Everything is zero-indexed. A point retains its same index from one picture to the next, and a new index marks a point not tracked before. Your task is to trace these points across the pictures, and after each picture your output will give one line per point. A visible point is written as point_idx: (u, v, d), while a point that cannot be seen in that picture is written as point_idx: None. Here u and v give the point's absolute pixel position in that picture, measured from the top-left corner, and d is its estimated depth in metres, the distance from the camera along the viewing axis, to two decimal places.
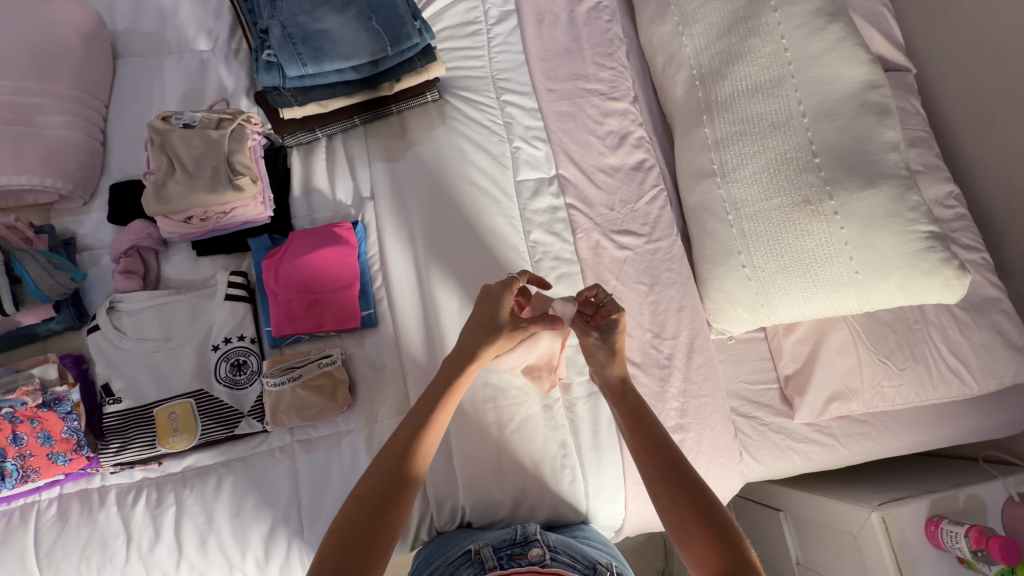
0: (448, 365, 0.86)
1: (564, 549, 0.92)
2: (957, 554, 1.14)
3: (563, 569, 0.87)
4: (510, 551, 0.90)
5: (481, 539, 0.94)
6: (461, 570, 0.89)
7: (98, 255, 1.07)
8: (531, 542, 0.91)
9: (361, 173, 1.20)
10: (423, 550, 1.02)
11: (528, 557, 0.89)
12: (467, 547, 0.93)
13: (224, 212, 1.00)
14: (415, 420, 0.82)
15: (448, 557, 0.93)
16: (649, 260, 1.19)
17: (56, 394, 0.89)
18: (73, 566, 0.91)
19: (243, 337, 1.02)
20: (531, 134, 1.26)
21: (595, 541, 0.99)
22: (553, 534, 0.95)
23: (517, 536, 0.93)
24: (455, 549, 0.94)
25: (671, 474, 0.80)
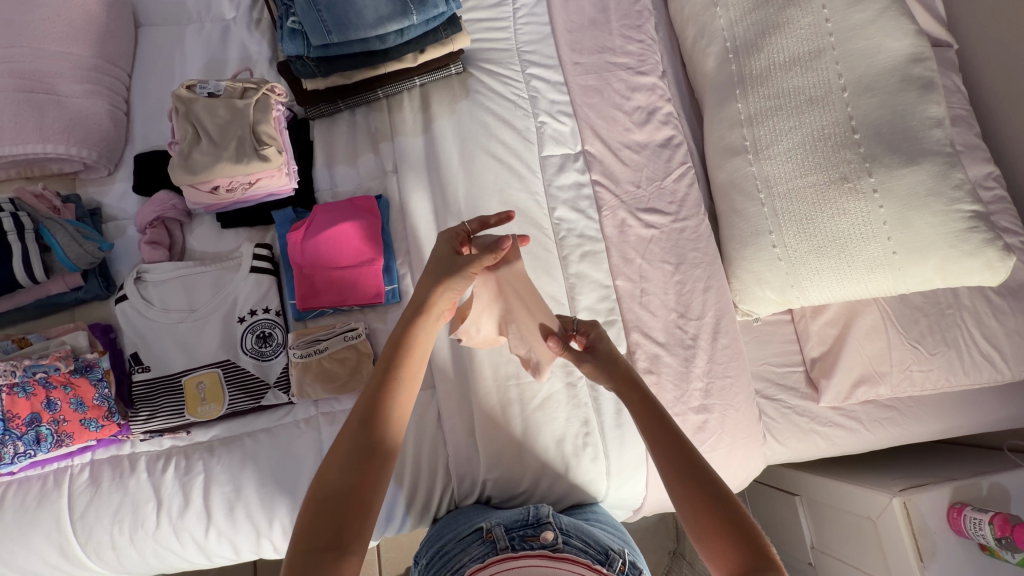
0: (405, 330, 0.79)
1: (577, 534, 0.89)
2: (979, 541, 1.13)
3: (577, 554, 0.83)
4: (522, 533, 0.88)
5: (494, 517, 0.92)
6: (471, 547, 0.88)
7: (123, 225, 1.07)
8: (544, 525, 0.88)
9: (384, 146, 1.18)
10: (437, 524, 1.02)
11: (541, 539, 0.85)
12: (479, 525, 0.91)
13: (249, 183, 0.99)
14: (375, 388, 0.75)
15: (459, 531, 0.93)
16: (675, 239, 1.17)
17: (87, 361, 0.90)
18: (106, 529, 0.93)
19: (269, 310, 1.02)
20: (557, 109, 1.23)
21: (608, 529, 0.97)
22: (566, 518, 0.93)
23: (529, 518, 0.90)
24: (468, 526, 0.93)
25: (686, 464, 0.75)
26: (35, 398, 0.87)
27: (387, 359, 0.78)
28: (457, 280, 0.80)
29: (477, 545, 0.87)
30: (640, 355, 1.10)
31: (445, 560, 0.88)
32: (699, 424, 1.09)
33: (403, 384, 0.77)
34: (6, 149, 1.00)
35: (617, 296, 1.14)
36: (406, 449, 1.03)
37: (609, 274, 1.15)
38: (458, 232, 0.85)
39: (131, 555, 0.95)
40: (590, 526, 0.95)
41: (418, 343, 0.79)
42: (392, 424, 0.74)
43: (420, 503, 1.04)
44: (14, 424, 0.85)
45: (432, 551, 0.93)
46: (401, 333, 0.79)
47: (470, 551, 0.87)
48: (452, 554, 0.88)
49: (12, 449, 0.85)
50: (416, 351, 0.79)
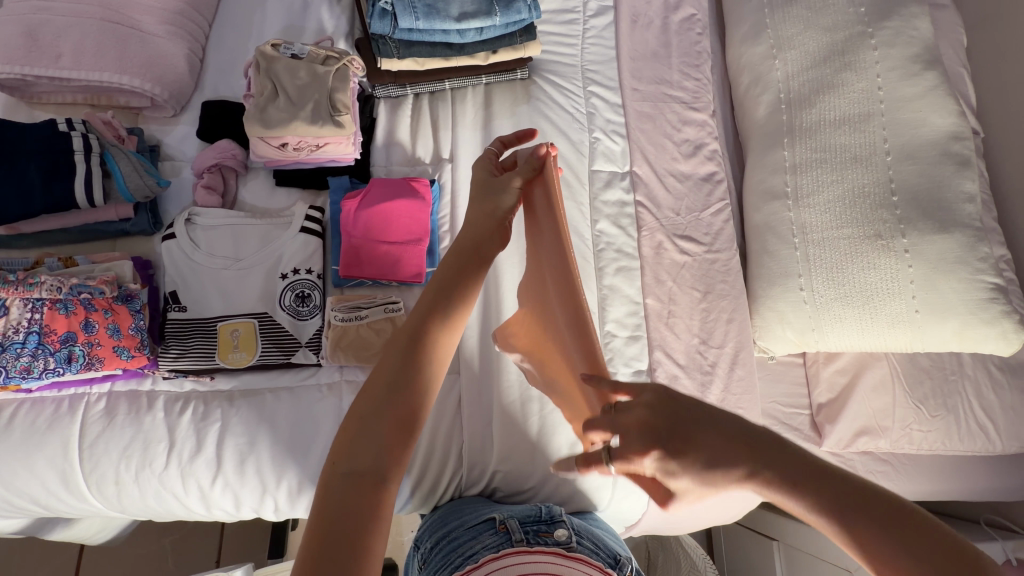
0: (463, 247, 0.74)
1: (587, 536, 0.91)
2: None
3: (590, 555, 0.85)
4: (536, 528, 0.89)
5: (506, 510, 0.93)
6: (483, 536, 0.88)
7: (179, 166, 1.09)
8: (558, 523, 0.90)
9: (443, 135, 1.22)
10: (443, 507, 1.03)
11: (555, 536, 0.87)
12: (491, 516, 0.92)
13: (316, 145, 1.02)
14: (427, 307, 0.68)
15: (468, 520, 0.93)
16: (705, 269, 1.22)
17: (129, 291, 0.91)
18: (114, 462, 0.92)
19: (311, 272, 1.03)
20: (611, 128, 1.28)
21: (608, 533, 1.00)
22: (574, 519, 0.95)
23: (542, 515, 0.92)
24: (476, 516, 0.93)
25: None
26: (75, 318, 0.87)
27: (440, 276, 0.71)
28: (504, 195, 0.77)
29: (490, 535, 0.87)
30: (660, 373, 1.13)
31: (455, 546, 0.88)
32: None
33: (455, 304, 0.70)
34: (82, 74, 1.02)
35: (645, 313, 1.17)
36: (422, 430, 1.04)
37: (640, 292, 1.18)
38: (489, 157, 0.83)
39: (132, 494, 0.94)
40: (595, 528, 0.98)
41: (475, 267, 0.73)
42: (438, 348, 0.67)
43: (427, 487, 1.05)
44: (49, 340, 0.85)
45: (438, 535, 0.93)
46: (454, 255, 0.73)
47: (483, 539, 0.86)
48: (464, 541, 0.88)
49: (42, 365, 0.84)
50: (472, 272, 0.73)
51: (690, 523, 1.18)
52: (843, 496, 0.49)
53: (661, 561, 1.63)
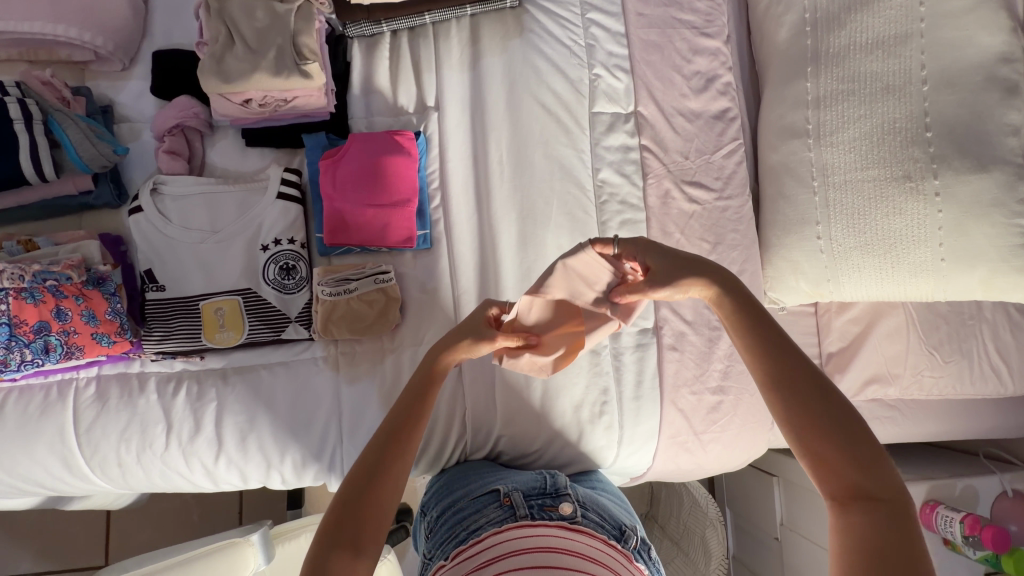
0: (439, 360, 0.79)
1: (593, 508, 0.91)
2: (945, 536, 1.24)
3: (595, 528, 0.85)
4: (540, 502, 0.88)
5: (511, 483, 0.93)
6: (488, 510, 0.88)
7: (138, 128, 0.98)
8: (562, 497, 0.89)
9: (427, 79, 1.09)
10: (449, 471, 1.04)
11: (559, 510, 0.86)
12: (496, 488, 0.92)
13: (285, 100, 0.91)
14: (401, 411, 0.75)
15: (472, 491, 0.93)
16: (716, 217, 1.14)
17: (100, 274, 0.85)
18: (113, 446, 0.91)
19: (294, 241, 0.96)
20: (613, 62, 1.14)
21: (616, 499, 1.00)
22: (579, 489, 0.95)
23: (547, 488, 0.92)
24: (481, 487, 0.94)
25: (853, 472, 0.61)
26: (44, 306, 0.81)
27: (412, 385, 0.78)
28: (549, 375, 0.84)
29: (495, 509, 0.87)
30: (667, 331, 1.08)
31: (460, 519, 0.88)
32: (713, 405, 1.09)
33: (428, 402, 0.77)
34: (12, 25, 0.89)
35: None
36: None
37: None
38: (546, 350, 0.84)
39: (137, 474, 0.93)
40: (598, 495, 0.98)
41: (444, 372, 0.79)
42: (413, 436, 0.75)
43: (431, 453, 1.05)
44: (21, 331, 0.79)
45: (444, 503, 0.94)
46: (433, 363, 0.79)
47: (488, 514, 0.86)
48: (469, 514, 0.88)
49: (19, 357, 0.79)
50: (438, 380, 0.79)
51: (694, 474, 1.19)
52: (815, 381, 0.65)
53: (664, 497, 1.70)
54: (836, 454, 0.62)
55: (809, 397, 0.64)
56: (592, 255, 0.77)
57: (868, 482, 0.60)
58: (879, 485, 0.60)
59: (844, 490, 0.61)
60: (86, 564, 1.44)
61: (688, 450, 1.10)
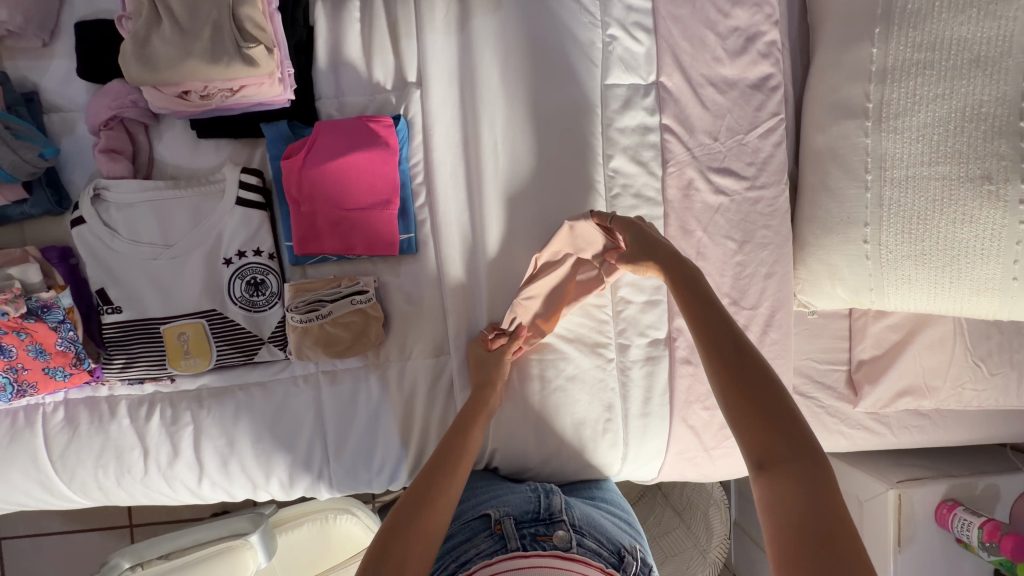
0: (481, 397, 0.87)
1: (589, 532, 0.85)
2: (958, 537, 1.14)
3: (591, 557, 0.79)
4: (533, 531, 0.83)
5: (502, 507, 0.88)
6: (477, 539, 0.83)
7: (71, 120, 0.84)
8: (556, 524, 0.84)
9: (407, 47, 0.92)
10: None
11: (552, 540, 0.81)
12: (486, 513, 0.87)
13: (231, 89, 0.76)
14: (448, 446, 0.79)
15: (463, 515, 0.90)
16: (745, 211, 0.99)
17: (42, 302, 0.76)
18: (90, 471, 0.87)
19: (261, 253, 0.85)
20: (632, 19, 0.95)
21: (619, 520, 0.94)
22: (576, 510, 0.90)
23: (541, 513, 0.87)
24: (472, 510, 0.90)
25: (773, 437, 0.60)
26: None
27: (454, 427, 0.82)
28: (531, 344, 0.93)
29: (485, 538, 0.83)
30: (680, 344, 0.98)
31: (450, 548, 0.84)
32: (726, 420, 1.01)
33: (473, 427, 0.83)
34: None
35: None
36: (415, 418, 0.93)
37: None
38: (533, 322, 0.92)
39: (120, 495, 0.90)
40: (597, 511, 0.93)
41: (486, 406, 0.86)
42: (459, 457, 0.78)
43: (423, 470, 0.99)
44: None
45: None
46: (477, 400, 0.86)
47: (477, 544, 0.82)
48: (458, 543, 0.84)
49: None
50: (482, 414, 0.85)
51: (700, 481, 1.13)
52: (736, 346, 0.66)
53: None
54: (756, 414, 0.62)
55: (733, 358, 0.65)
56: (590, 225, 0.88)
57: (784, 444, 0.60)
58: (793, 446, 0.60)
59: (764, 456, 0.60)
60: (104, 538, 1.49)
61: (696, 464, 1.03)
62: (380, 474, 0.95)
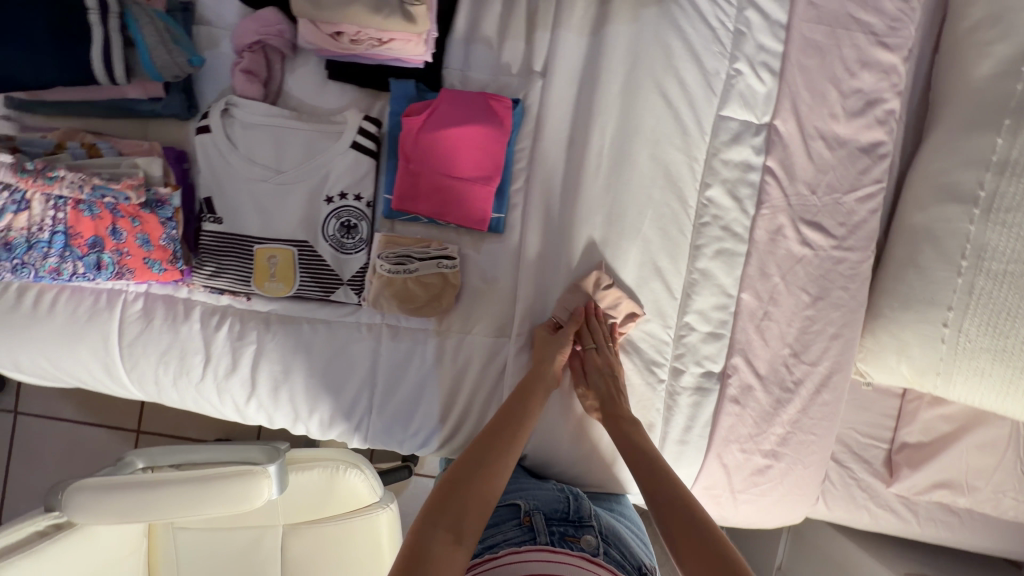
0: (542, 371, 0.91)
1: (615, 544, 0.84)
2: None
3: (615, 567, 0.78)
4: (561, 530, 0.83)
5: (532, 500, 0.89)
6: (505, 526, 0.84)
7: (217, 36, 0.88)
8: (585, 528, 0.84)
9: (541, 37, 0.94)
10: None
11: (580, 542, 0.81)
12: (516, 502, 0.88)
13: (379, 40, 0.79)
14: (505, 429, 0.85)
15: (493, 501, 0.91)
16: (826, 268, 0.99)
17: (159, 196, 0.78)
18: (152, 365, 0.91)
19: (360, 198, 0.88)
20: (761, 59, 0.96)
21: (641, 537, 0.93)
22: (603, 519, 0.89)
23: (570, 515, 0.87)
24: (501, 498, 0.91)
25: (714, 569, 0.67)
26: (101, 222, 0.76)
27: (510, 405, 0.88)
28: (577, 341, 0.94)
29: (513, 527, 0.83)
30: (733, 382, 0.99)
31: None
32: (759, 467, 1.01)
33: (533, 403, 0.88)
34: None
35: (735, 309, 0.99)
36: (461, 391, 0.96)
37: (737, 283, 0.98)
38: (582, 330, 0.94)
39: (171, 395, 0.94)
40: (621, 526, 0.92)
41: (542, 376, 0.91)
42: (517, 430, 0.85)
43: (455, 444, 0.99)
44: (77, 242, 0.76)
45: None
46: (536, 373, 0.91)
47: (505, 530, 0.83)
48: (486, 526, 0.85)
49: (71, 269, 0.76)
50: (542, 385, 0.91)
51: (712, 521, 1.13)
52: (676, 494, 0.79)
53: None
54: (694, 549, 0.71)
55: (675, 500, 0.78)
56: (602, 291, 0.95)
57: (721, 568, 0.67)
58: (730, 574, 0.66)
59: None
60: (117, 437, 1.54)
61: (718, 504, 1.03)
62: (415, 436, 0.97)
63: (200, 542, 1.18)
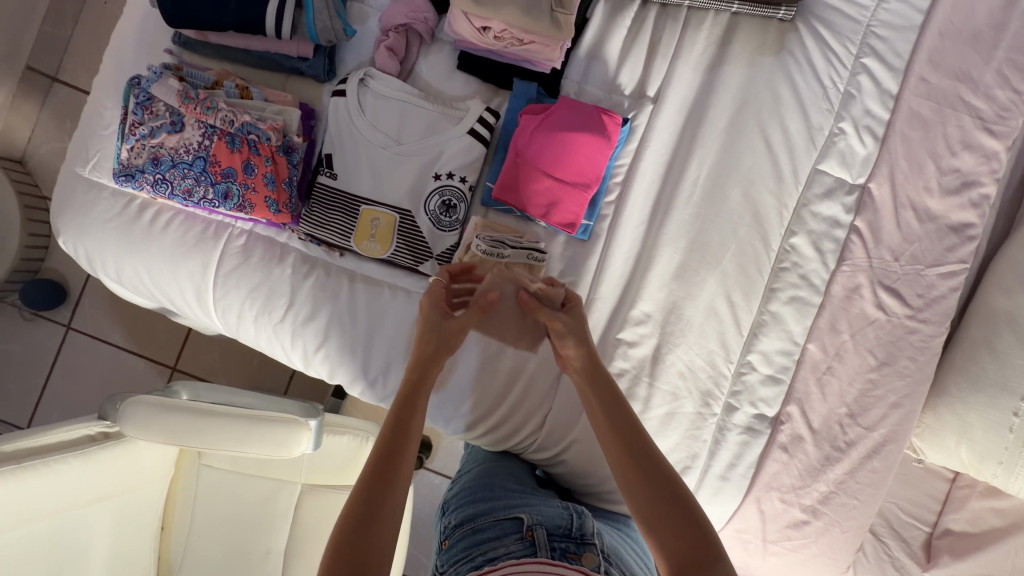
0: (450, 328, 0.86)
1: (620, 564, 0.76)
2: None
3: None
4: (563, 546, 0.74)
5: (535, 514, 0.80)
6: (507, 539, 0.76)
7: (367, 13, 0.96)
8: (587, 545, 0.75)
9: (658, 66, 1.00)
10: (473, 471, 0.96)
11: (583, 560, 0.72)
12: (518, 515, 0.80)
13: (520, 39, 0.87)
14: (403, 406, 0.77)
15: (495, 512, 0.82)
16: (897, 335, 0.99)
17: (291, 143, 0.86)
18: (240, 298, 0.96)
19: (464, 181, 0.93)
20: (865, 122, 0.99)
21: (648, 566, 0.84)
22: (608, 539, 0.81)
23: (572, 530, 0.78)
24: (504, 511, 0.82)
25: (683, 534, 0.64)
26: (238, 155, 0.83)
27: (422, 399, 0.78)
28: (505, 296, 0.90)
29: (515, 541, 0.75)
30: (784, 429, 0.99)
31: (479, 542, 0.77)
32: (796, 520, 0.99)
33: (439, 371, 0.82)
34: None
35: (800, 358, 0.99)
36: (518, 379, 1.00)
37: (805, 333, 0.99)
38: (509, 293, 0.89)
39: (249, 330, 0.99)
40: (629, 550, 0.84)
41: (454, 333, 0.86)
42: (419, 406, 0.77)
43: (502, 432, 1.01)
44: (212, 170, 0.82)
45: (466, 513, 0.85)
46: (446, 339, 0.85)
47: (507, 545, 0.75)
48: (487, 540, 0.77)
49: (202, 192, 0.83)
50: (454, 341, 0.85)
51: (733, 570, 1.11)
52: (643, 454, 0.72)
53: None
54: (660, 508, 0.66)
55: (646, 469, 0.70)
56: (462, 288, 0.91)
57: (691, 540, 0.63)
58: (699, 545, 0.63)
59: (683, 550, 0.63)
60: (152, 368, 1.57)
61: (745, 548, 1.03)
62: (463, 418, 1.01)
63: (220, 486, 1.17)
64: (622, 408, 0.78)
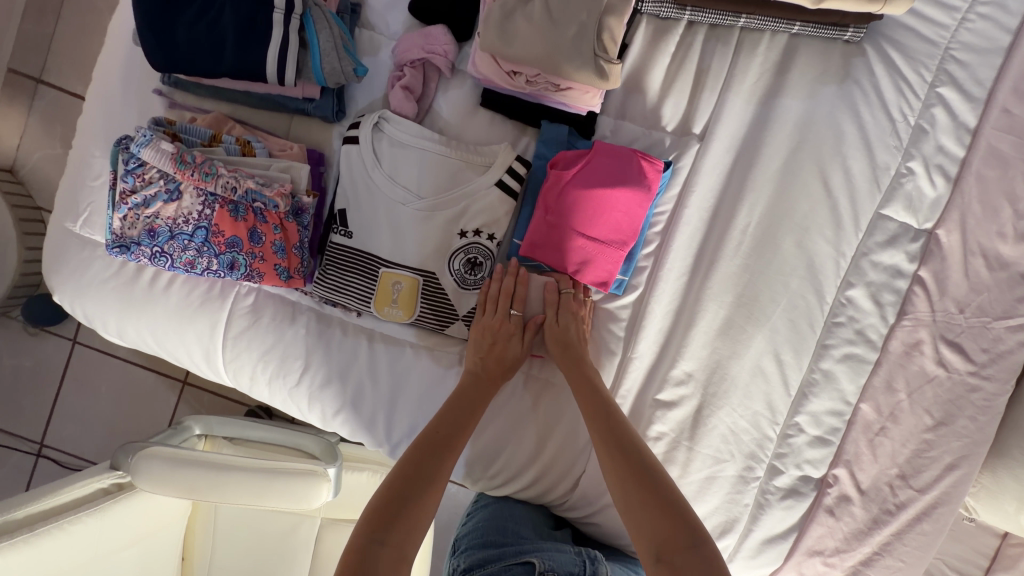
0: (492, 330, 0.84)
1: None
2: None
3: None
4: None
5: (546, 555, 0.77)
6: None
7: (379, 43, 0.86)
8: None
9: (706, 98, 0.89)
10: (488, 509, 0.94)
11: None
12: (529, 559, 0.76)
13: (556, 85, 0.78)
14: (460, 413, 0.77)
15: (506, 556, 0.78)
16: (957, 395, 0.90)
17: (300, 206, 0.78)
18: (252, 362, 0.90)
19: (492, 238, 0.84)
20: (936, 160, 0.88)
21: None
22: None
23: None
24: (516, 554, 0.78)
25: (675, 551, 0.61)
26: (243, 223, 0.76)
27: (448, 408, 0.79)
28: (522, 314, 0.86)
29: None
30: (831, 491, 0.93)
31: None
32: None
33: (488, 381, 0.83)
34: None
35: (850, 417, 0.93)
36: (552, 435, 0.94)
37: (858, 392, 0.92)
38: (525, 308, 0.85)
39: (263, 392, 0.93)
40: None
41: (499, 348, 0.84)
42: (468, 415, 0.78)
43: (540, 487, 0.96)
44: (215, 240, 0.75)
45: (477, 557, 0.81)
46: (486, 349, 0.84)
47: None
48: None
49: (205, 263, 0.76)
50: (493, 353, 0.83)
51: None
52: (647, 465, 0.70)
53: None
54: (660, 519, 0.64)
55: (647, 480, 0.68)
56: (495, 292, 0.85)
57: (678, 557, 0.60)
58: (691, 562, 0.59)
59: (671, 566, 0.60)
60: (162, 389, 1.52)
61: None
62: (493, 479, 0.96)
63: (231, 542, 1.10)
64: (604, 405, 0.77)
